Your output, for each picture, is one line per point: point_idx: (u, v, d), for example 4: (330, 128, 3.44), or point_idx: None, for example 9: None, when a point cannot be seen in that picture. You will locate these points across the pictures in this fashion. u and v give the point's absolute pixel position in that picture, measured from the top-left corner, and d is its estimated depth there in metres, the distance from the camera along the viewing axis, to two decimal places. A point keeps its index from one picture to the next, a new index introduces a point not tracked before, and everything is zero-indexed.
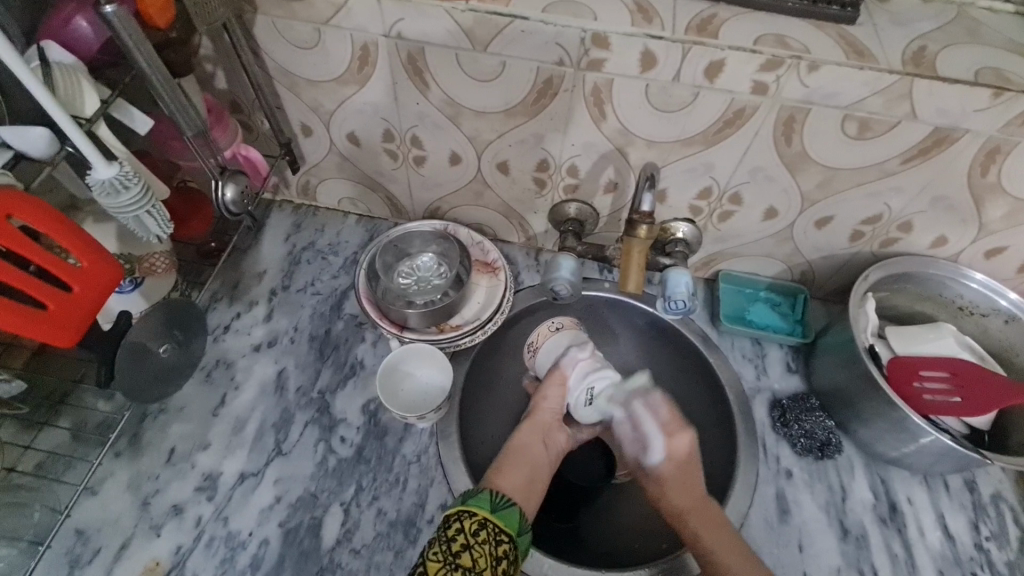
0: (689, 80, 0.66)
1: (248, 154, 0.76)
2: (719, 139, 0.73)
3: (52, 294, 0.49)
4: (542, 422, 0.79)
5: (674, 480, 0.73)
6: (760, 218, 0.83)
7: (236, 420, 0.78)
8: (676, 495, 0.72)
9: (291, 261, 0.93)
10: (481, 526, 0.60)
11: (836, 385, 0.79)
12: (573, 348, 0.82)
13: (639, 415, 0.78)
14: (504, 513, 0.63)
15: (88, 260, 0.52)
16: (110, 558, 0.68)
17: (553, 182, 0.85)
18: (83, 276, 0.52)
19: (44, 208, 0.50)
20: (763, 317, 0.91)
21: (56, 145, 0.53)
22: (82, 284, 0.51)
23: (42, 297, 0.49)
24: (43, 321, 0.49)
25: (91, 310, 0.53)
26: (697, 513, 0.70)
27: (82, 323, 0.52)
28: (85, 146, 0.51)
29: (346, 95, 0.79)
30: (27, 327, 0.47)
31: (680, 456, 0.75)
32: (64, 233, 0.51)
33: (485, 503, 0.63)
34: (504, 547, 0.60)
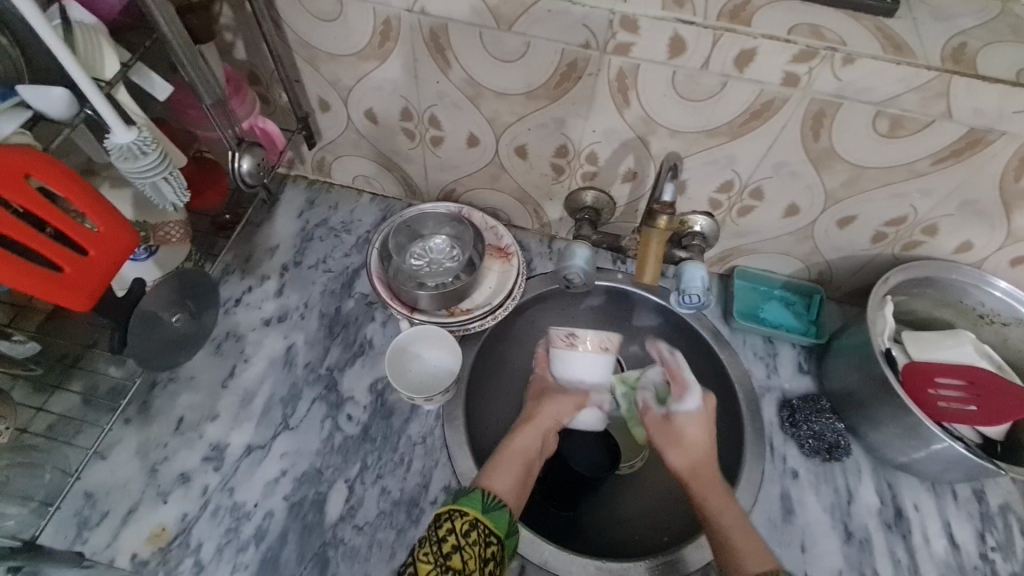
0: (717, 68, 0.64)
1: (265, 126, 0.75)
2: (744, 131, 0.71)
3: (71, 258, 0.49)
4: (540, 425, 0.79)
5: (672, 438, 0.77)
6: (781, 214, 0.81)
7: (244, 392, 0.79)
8: (691, 459, 0.74)
9: (303, 237, 0.93)
10: (472, 527, 0.60)
11: (847, 387, 0.79)
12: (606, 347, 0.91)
13: (677, 367, 0.82)
14: (495, 514, 0.62)
15: (105, 224, 0.52)
16: (117, 521, 0.69)
17: (571, 169, 0.84)
18: (100, 241, 0.51)
19: (58, 166, 0.49)
20: (777, 315, 0.90)
21: (76, 106, 0.54)
22: (98, 249, 0.51)
23: (60, 260, 0.48)
24: (60, 284, 0.48)
25: (107, 275, 0.52)
26: (709, 480, 0.71)
27: (100, 287, 0.52)
28: (102, 106, 0.50)
29: (366, 70, 0.78)
30: (46, 289, 0.47)
31: (710, 417, 0.77)
32: (78, 193, 0.50)
33: (477, 502, 0.62)
34: (493, 548, 0.60)
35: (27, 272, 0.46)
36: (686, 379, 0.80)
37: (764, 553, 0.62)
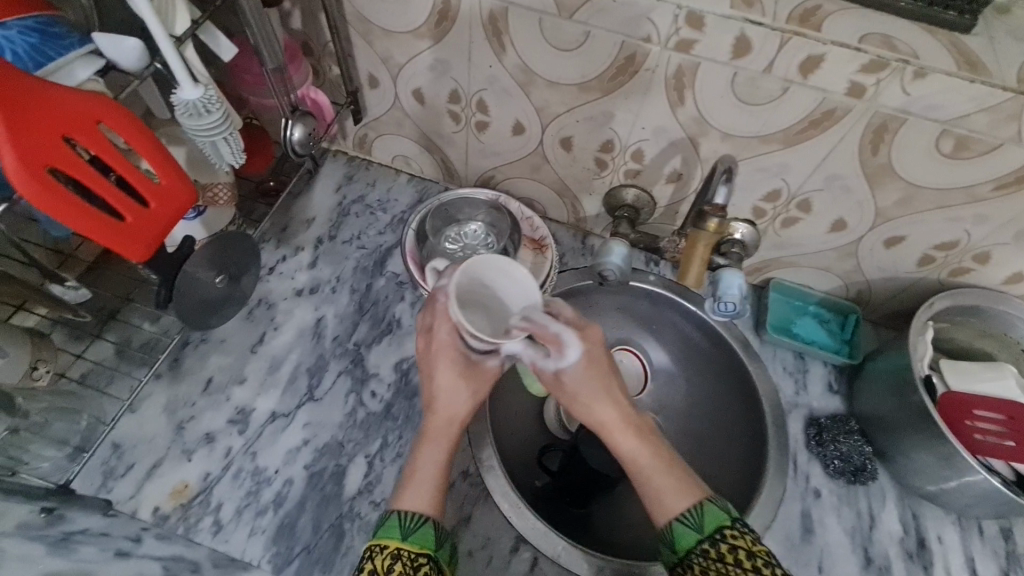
0: (781, 73, 0.63)
1: (317, 98, 0.75)
2: (799, 140, 0.69)
3: (132, 205, 0.49)
4: (436, 430, 0.64)
5: (580, 386, 0.62)
6: (827, 229, 0.79)
7: (273, 359, 0.79)
8: (594, 405, 0.62)
9: (339, 212, 0.94)
10: (393, 559, 0.55)
11: (880, 411, 0.77)
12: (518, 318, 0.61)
13: (540, 322, 0.60)
14: (419, 534, 0.57)
15: (167, 177, 0.52)
16: (142, 474, 0.70)
17: (614, 165, 0.83)
18: (161, 193, 0.52)
19: (129, 118, 0.51)
20: (810, 332, 0.88)
21: (147, 59, 0.53)
22: (157, 200, 0.51)
23: (121, 206, 0.48)
24: (120, 230, 0.48)
25: (164, 228, 0.53)
26: (615, 424, 0.62)
27: (155, 239, 0.51)
28: (173, 59, 0.50)
29: (420, 49, 0.77)
30: (105, 232, 0.47)
31: (594, 356, 0.63)
32: (145, 144, 0.51)
33: (395, 530, 0.57)
34: (424, 567, 0.56)
35: (93, 214, 0.46)
36: (557, 333, 0.60)
37: (693, 484, 0.59)
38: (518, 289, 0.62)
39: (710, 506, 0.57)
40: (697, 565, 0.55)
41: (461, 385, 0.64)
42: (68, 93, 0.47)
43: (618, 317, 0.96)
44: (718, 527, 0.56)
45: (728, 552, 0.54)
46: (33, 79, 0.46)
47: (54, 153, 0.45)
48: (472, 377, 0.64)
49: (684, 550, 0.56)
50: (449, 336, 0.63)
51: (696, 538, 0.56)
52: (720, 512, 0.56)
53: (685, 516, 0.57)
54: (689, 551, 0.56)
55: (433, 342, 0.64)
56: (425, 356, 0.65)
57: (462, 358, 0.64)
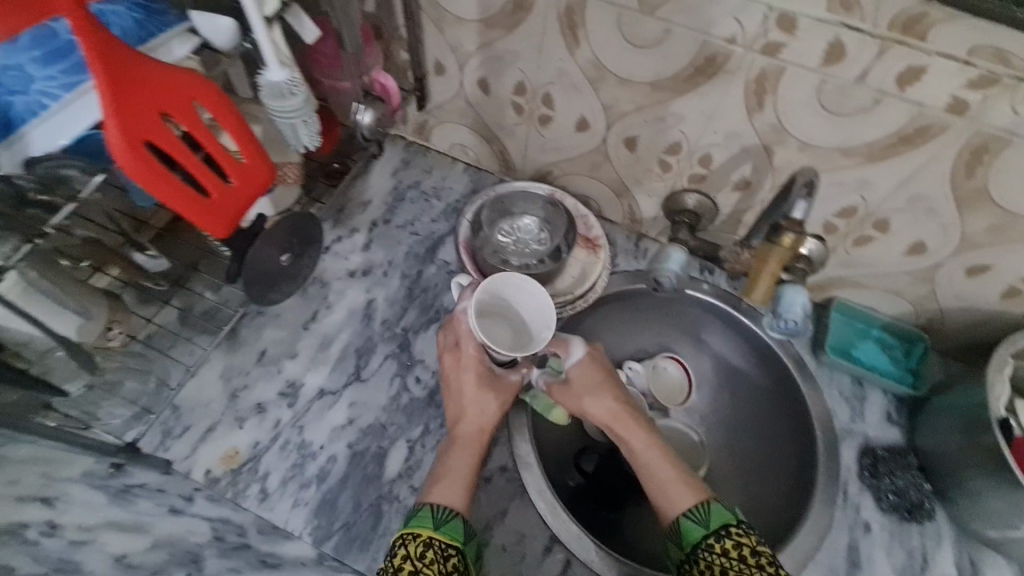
0: (874, 83, 0.59)
1: (385, 81, 0.73)
2: (885, 156, 0.65)
3: (215, 182, 0.50)
4: (466, 437, 0.69)
5: (587, 390, 0.72)
6: (903, 251, 0.75)
7: (323, 337, 0.81)
8: (597, 406, 0.72)
9: (395, 196, 0.95)
10: (425, 547, 0.58)
11: (945, 448, 0.72)
12: (540, 330, 0.71)
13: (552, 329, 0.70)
14: (449, 526, 0.61)
15: (249, 155, 0.53)
16: (197, 436, 0.73)
17: (679, 168, 0.80)
18: (243, 171, 0.53)
19: (218, 96, 0.52)
20: (872, 357, 0.84)
21: (236, 37, 0.55)
22: (239, 177, 0.52)
23: (206, 183, 0.50)
24: (203, 205, 0.49)
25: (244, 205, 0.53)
26: (619, 423, 0.71)
27: (236, 215, 0.52)
28: (264, 43, 0.52)
29: (490, 39, 0.77)
30: (190, 207, 0.48)
31: (595, 360, 0.75)
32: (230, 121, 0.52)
33: (427, 520, 0.61)
34: (454, 560, 0.59)
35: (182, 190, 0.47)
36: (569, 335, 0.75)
37: (698, 487, 0.65)
38: (540, 303, 0.71)
39: (715, 505, 0.62)
40: (702, 559, 0.59)
41: (487, 398, 0.70)
42: (168, 69, 0.49)
43: (665, 324, 0.94)
44: (724, 523, 0.60)
45: (733, 547, 0.58)
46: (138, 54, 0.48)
47: (151, 128, 0.46)
48: (497, 388, 0.71)
49: (690, 544, 0.61)
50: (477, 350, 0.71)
51: (702, 533, 0.60)
52: (725, 511, 0.61)
53: (693, 512, 0.62)
54: (697, 545, 0.60)
55: (460, 356, 0.72)
56: (451, 370, 0.72)
57: (487, 371, 0.71)
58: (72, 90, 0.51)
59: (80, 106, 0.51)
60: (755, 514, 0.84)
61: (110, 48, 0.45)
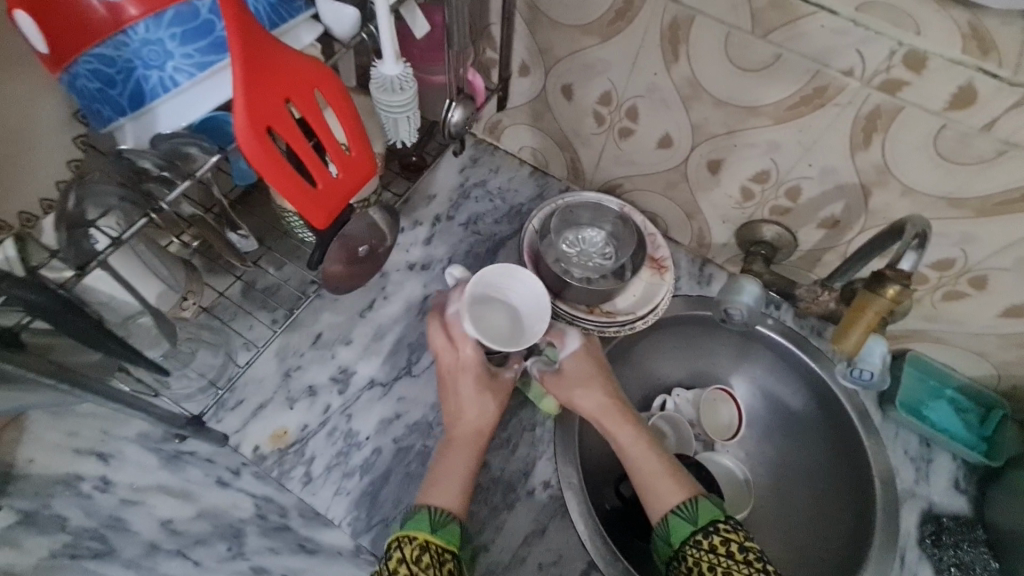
0: (1003, 134, 0.55)
1: (475, 80, 0.73)
2: (998, 211, 0.61)
3: (323, 173, 0.50)
4: (462, 437, 0.69)
5: (577, 381, 0.73)
6: (997, 312, 0.70)
7: (378, 327, 0.81)
8: (587, 397, 0.72)
9: (460, 193, 0.94)
10: (422, 551, 0.58)
11: (1021, 527, 0.68)
12: (533, 320, 0.73)
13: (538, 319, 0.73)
14: (447, 528, 0.61)
15: (356, 149, 0.53)
16: (248, 411, 0.74)
17: (761, 197, 0.77)
18: (350, 164, 0.52)
19: (338, 86, 0.51)
20: (942, 417, 0.79)
21: (357, 26, 0.55)
22: (345, 171, 0.51)
23: (315, 174, 0.49)
24: (308, 196, 0.49)
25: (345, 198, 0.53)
26: (608, 416, 0.72)
27: (336, 208, 0.52)
28: (386, 36, 0.51)
29: (583, 45, 0.75)
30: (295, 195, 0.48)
31: (589, 353, 0.76)
32: (345, 112, 0.52)
33: (424, 523, 0.61)
34: (450, 564, 0.59)
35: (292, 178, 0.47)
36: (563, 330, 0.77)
37: (687, 483, 0.67)
38: (535, 295, 0.73)
39: (702, 500, 0.64)
40: (690, 555, 0.60)
41: (485, 399, 0.70)
42: (297, 54, 0.48)
43: (720, 353, 0.90)
44: (712, 520, 0.62)
45: (721, 544, 0.60)
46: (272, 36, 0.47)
47: (273, 113, 0.46)
48: (492, 387, 0.71)
49: (678, 541, 0.62)
50: (475, 353, 0.71)
51: (690, 529, 0.62)
52: (712, 507, 0.64)
53: (680, 509, 0.64)
54: (684, 542, 0.62)
55: (457, 356, 0.71)
56: (450, 370, 0.71)
57: (485, 372, 0.71)
58: (205, 69, 0.51)
59: (209, 86, 0.52)
60: (796, 563, 0.81)
61: (254, 29, 0.45)
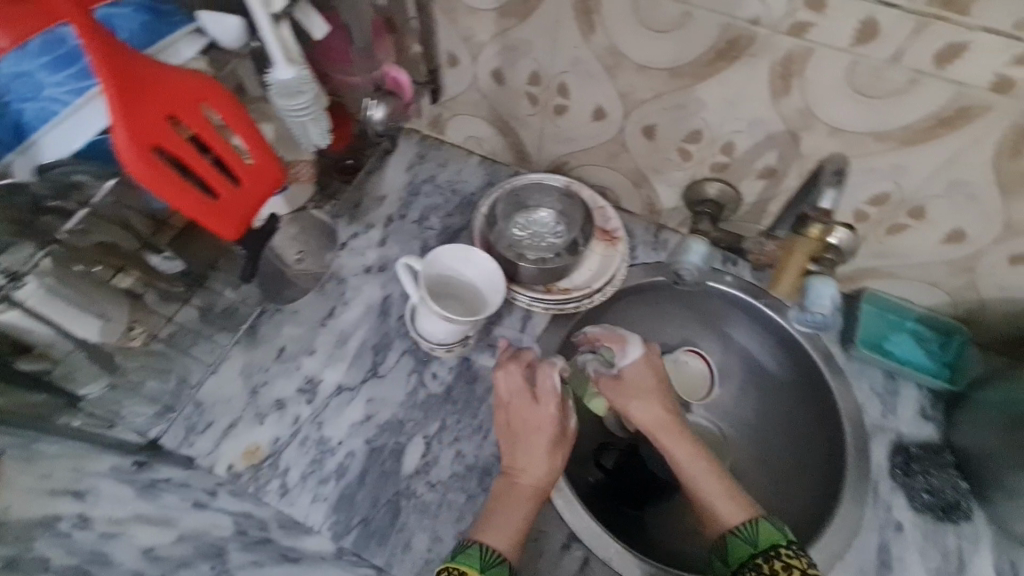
0: (911, 63, 0.56)
1: (397, 76, 0.75)
2: (921, 140, 0.62)
3: (224, 185, 0.51)
4: (523, 492, 0.67)
5: (637, 391, 0.74)
6: (940, 239, 0.71)
7: (341, 333, 0.81)
8: (642, 406, 0.73)
9: (410, 191, 0.94)
10: None
11: (985, 446, 0.69)
12: (490, 294, 0.77)
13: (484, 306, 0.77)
14: (496, 571, 0.61)
15: (258, 156, 0.53)
16: (218, 432, 0.74)
17: (700, 156, 0.77)
18: (252, 172, 0.53)
19: (226, 96, 0.52)
20: (905, 350, 0.80)
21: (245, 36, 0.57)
22: (248, 178, 0.52)
23: (215, 186, 0.50)
24: (213, 210, 0.50)
25: (255, 206, 0.53)
26: (664, 428, 0.72)
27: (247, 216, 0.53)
28: (271, 39, 0.52)
29: (502, 28, 0.75)
30: (201, 212, 0.49)
31: (652, 361, 0.76)
32: (238, 121, 0.52)
33: (474, 560, 0.61)
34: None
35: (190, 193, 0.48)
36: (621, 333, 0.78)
37: (746, 505, 0.66)
38: (479, 272, 0.77)
39: (763, 524, 0.63)
40: None
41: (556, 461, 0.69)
42: (173, 72, 0.50)
43: (684, 316, 0.91)
44: (773, 544, 0.61)
45: (782, 569, 0.59)
46: (142, 58, 0.49)
47: (159, 133, 0.47)
48: (560, 444, 0.70)
49: (736, 561, 0.62)
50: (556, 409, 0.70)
51: (750, 552, 0.61)
52: (774, 531, 0.62)
53: (737, 530, 0.63)
54: (743, 563, 0.61)
55: (538, 411, 0.71)
56: (517, 415, 0.71)
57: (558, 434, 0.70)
58: (82, 95, 0.51)
59: (91, 110, 0.51)
60: (780, 511, 0.82)
61: (119, 55, 0.47)
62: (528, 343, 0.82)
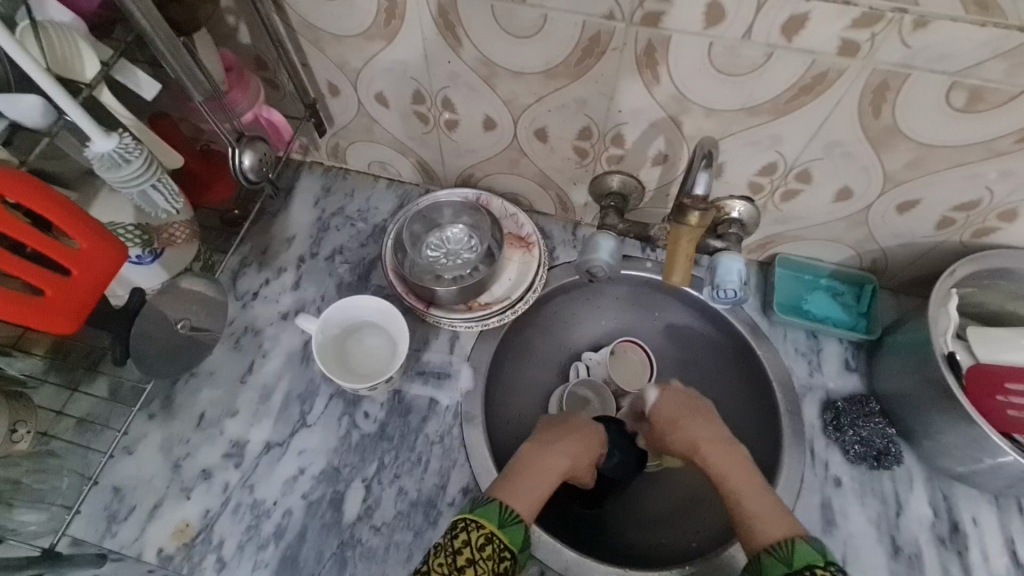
0: (762, 38, 0.56)
1: (270, 116, 0.73)
2: (790, 109, 0.63)
3: (51, 279, 0.49)
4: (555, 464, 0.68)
5: (672, 425, 0.74)
6: (832, 198, 0.73)
7: (263, 388, 0.78)
8: (687, 430, 0.72)
9: (319, 227, 0.90)
10: (487, 540, 0.58)
11: (902, 390, 0.72)
12: (397, 335, 0.76)
13: (394, 337, 0.76)
14: (511, 528, 0.60)
15: (88, 242, 0.51)
16: (143, 516, 0.70)
17: (595, 152, 0.77)
18: (82, 259, 0.51)
19: (32, 184, 0.48)
20: (823, 308, 0.82)
21: (51, 113, 0.52)
22: (80, 267, 0.51)
23: (40, 284, 0.48)
24: (42, 308, 0.48)
25: (95, 292, 0.52)
26: (711, 446, 0.69)
27: (84, 307, 0.51)
28: (81, 118, 0.49)
29: (374, 51, 0.73)
30: (29, 314, 0.47)
31: (678, 400, 0.75)
32: (52, 209, 0.49)
33: (493, 515, 0.60)
34: (506, 563, 0.58)
35: (11, 300, 0.46)
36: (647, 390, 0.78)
37: (787, 522, 0.60)
38: (383, 313, 0.76)
39: (799, 545, 0.57)
40: None
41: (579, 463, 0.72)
42: None
43: (615, 307, 0.91)
44: (809, 565, 0.55)
45: None
46: None
47: None
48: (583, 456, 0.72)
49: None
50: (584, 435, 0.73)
51: (786, 572, 0.56)
52: (812, 552, 0.56)
53: (773, 548, 0.58)
54: None
55: (564, 433, 0.73)
56: (553, 430, 0.73)
57: (584, 448, 0.73)
58: None
59: None
60: None
61: None
62: (459, 365, 0.80)
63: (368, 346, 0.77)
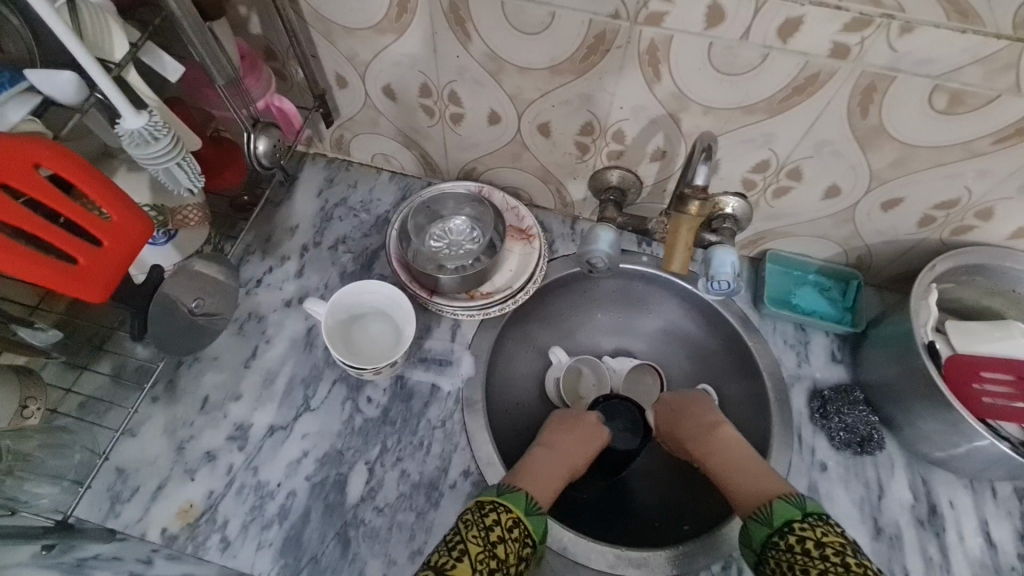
0: (759, 39, 0.60)
1: (282, 105, 0.75)
2: (783, 109, 0.66)
3: (83, 249, 0.51)
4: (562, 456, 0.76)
5: (672, 421, 0.81)
6: (821, 195, 0.76)
7: (267, 372, 0.79)
8: (681, 427, 0.80)
9: (323, 216, 0.91)
10: (515, 524, 0.62)
11: (885, 379, 0.75)
12: (401, 322, 0.78)
13: (397, 323, 0.78)
14: (534, 518, 0.64)
15: (118, 214, 0.54)
16: (147, 497, 0.71)
17: (596, 147, 0.80)
18: (112, 230, 0.53)
19: (69, 156, 0.50)
20: (810, 302, 0.86)
21: (84, 91, 0.54)
22: (112, 238, 0.53)
23: (74, 252, 0.51)
24: (73, 276, 0.51)
25: (125, 262, 0.55)
26: (700, 437, 0.77)
27: (114, 276, 0.54)
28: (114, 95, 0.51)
29: (384, 44, 0.75)
30: (61, 281, 0.50)
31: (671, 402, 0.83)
32: (89, 181, 0.52)
33: (521, 502, 0.64)
34: (527, 550, 0.62)
35: (49, 267, 0.49)
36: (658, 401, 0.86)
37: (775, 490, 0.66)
38: (389, 298, 0.78)
39: (776, 502, 0.64)
40: (772, 557, 0.61)
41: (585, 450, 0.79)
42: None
43: (612, 300, 0.94)
44: (787, 521, 0.62)
45: (797, 542, 0.60)
46: None
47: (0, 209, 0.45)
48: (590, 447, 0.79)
49: (757, 543, 0.63)
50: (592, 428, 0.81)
51: (766, 531, 0.63)
52: (789, 507, 0.63)
53: (756, 513, 0.65)
54: (764, 543, 0.62)
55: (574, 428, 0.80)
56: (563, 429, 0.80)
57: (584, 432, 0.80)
58: None
59: None
60: None
61: None
62: (460, 353, 0.82)
63: (372, 331, 0.79)
